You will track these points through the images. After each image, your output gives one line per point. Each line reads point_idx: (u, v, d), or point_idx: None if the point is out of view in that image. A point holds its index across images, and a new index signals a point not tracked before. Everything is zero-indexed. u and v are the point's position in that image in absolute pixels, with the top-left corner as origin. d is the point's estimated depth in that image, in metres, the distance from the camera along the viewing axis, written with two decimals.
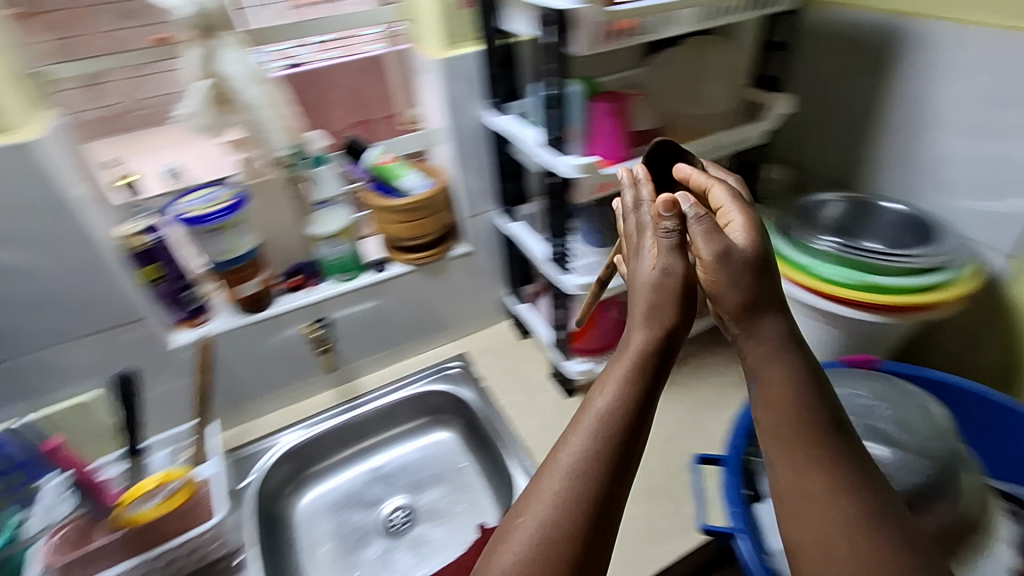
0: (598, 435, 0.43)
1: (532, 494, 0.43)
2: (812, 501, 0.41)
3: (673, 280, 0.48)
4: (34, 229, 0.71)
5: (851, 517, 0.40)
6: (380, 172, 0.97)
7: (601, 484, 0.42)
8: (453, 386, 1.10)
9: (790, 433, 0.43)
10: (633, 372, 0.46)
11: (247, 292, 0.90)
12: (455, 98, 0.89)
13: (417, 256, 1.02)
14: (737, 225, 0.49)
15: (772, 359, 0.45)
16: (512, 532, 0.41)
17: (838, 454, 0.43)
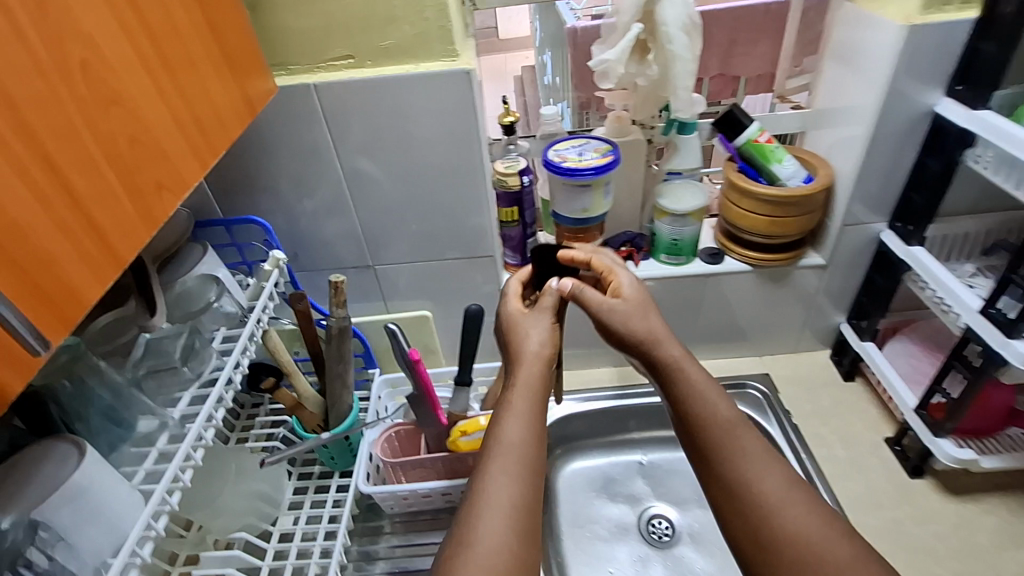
0: (516, 443, 0.57)
1: (489, 469, 0.56)
2: (750, 467, 0.56)
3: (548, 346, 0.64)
4: (440, 156, 0.74)
5: (812, 502, 0.53)
6: (756, 153, 0.83)
7: (530, 483, 0.56)
8: (751, 409, 0.96)
9: (718, 434, 0.59)
10: (530, 394, 0.61)
11: (582, 254, 0.85)
12: (902, 80, 0.70)
13: (763, 256, 0.87)
14: (627, 286, 0.67)
15: (698, 385, 0.61)
16: (488, 489, 0.54)
17: (737, 455, 0.57)
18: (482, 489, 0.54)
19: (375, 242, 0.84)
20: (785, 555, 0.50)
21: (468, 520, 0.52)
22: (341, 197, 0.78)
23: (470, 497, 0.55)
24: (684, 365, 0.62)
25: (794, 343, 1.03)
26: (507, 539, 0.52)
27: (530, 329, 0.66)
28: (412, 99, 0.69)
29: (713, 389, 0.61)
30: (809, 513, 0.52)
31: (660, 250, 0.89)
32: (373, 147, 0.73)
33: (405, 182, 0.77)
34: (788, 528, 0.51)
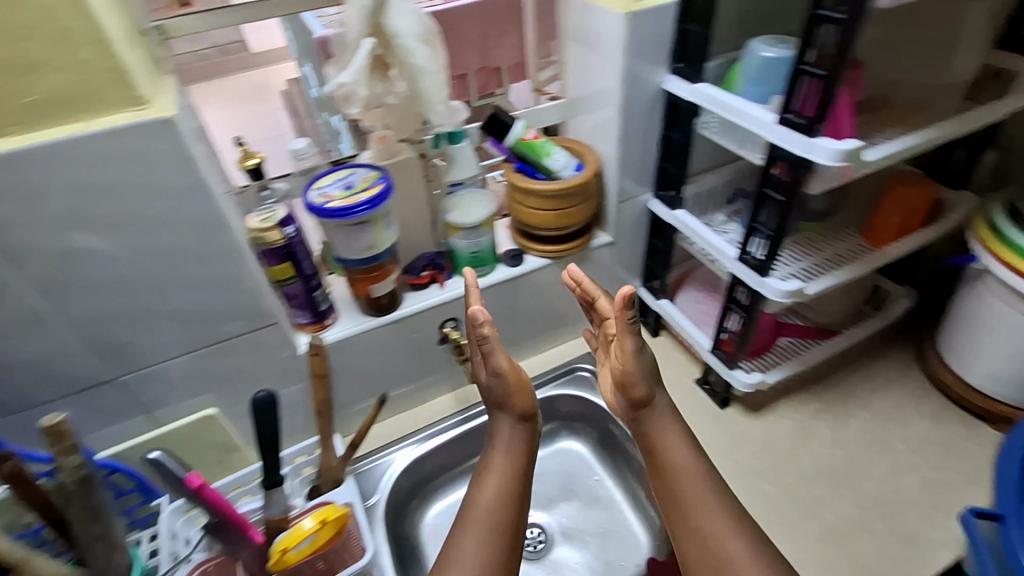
0: (490, 509, 0.63)
1: (461, 532, 0.62)
2: (715, 515, 0.61)
3: (496, 388, 0.67)
4: (164, 228, 0.59)
5: (732, 519, 0.60)
6: (526, 150, 0.82)
7: (507, 538, 0.62)
8: (586, 392, 0.97)
9: (682, 474, 0.63)
10: (509, 475, 0.66)
11: (382, 293, 0.76)
12: (633, 65, 0.73)
13: (552, 248, 0.88)
14: (626, 349, 0.64)
15: (669, 446, 0.65)
16: (465, 548, 0.60)
17: (690, 462, 0.64)
18: (456, 546, 0.61)
19: (106, 350, 0.64)
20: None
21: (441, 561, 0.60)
22: (28, 310, 0.57)
23: (444, 549, 0.61)
24: (667, 439, 0.65)
25: None
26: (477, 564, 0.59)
27: (502, 393, 0.67)
28: (91, 167, 0.52)
29: (682, 437, 0.65)
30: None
31: (462, 265, 0.85)
32: (53, 234, 0.54)
33: (126, 269, 0.59)
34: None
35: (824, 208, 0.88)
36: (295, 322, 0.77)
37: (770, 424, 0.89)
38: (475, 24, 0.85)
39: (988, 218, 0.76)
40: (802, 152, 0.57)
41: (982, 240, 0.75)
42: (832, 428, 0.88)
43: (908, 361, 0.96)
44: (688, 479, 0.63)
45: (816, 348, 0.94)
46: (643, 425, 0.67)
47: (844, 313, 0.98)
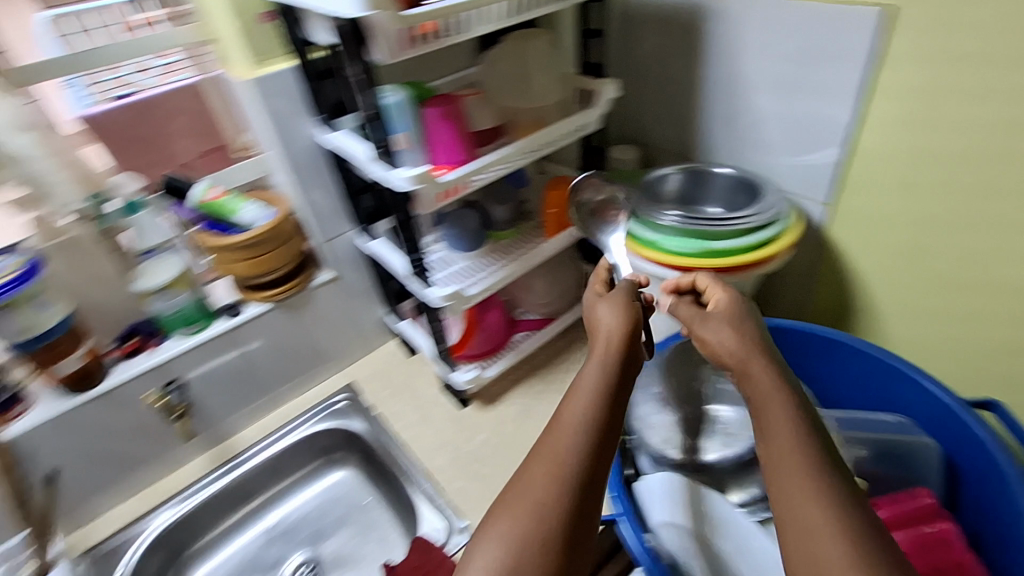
0: (565, 461, 0.48)
1: (516, 481, 0.48)
2: (793, 482, 0.45)
3: (617, 335, 0.57)
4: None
5: (843, 515, 0.42)
6: (210, 209, 0.87)
7: (565, 512, 0.46)
8: (341, 418, 1.03)
9: (792, 447, 0.46)
10: (605, 355, 0.55)
11: (68, 370, 0.78)
12: (278, 121, 0.83)
13: (272, 293, 0.94)
14: (715, 331, 0.57)
15: (759, 391, 0.51)
16: (506, 514, 0.46)
17: (789, 417, 0.48)
18: (515, 486, 0.47)
19: None
20: (800, 558, 0.42)
21: (492, 515, 0.47)
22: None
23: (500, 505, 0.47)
24: (770, 419, 0.49)
25: (366, 346, 1.14)
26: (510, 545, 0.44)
27: (613, 326, 0.58)
28: None
29: (790, 414, 0.48)
30: (823, 509, 0.43)
31: (172, 326, 0.88)
32: None
33: None
34: (787, 515, 0.44)
35: (509, 217, 1.00)
36: None
37: (499, 412, 1.00)
38: (160, 114, 0.89)
39: (613, 215, 0.91)
40: (389, 183, 0.70)
41: (607, 227, 0.90)
42: (550, 403, 1.00)
43: None
44: (780, 422, 0.48)
45: (535, 337, 1.07)
46: (748, 391, 0.52)
47: (561, 302, 1.13)
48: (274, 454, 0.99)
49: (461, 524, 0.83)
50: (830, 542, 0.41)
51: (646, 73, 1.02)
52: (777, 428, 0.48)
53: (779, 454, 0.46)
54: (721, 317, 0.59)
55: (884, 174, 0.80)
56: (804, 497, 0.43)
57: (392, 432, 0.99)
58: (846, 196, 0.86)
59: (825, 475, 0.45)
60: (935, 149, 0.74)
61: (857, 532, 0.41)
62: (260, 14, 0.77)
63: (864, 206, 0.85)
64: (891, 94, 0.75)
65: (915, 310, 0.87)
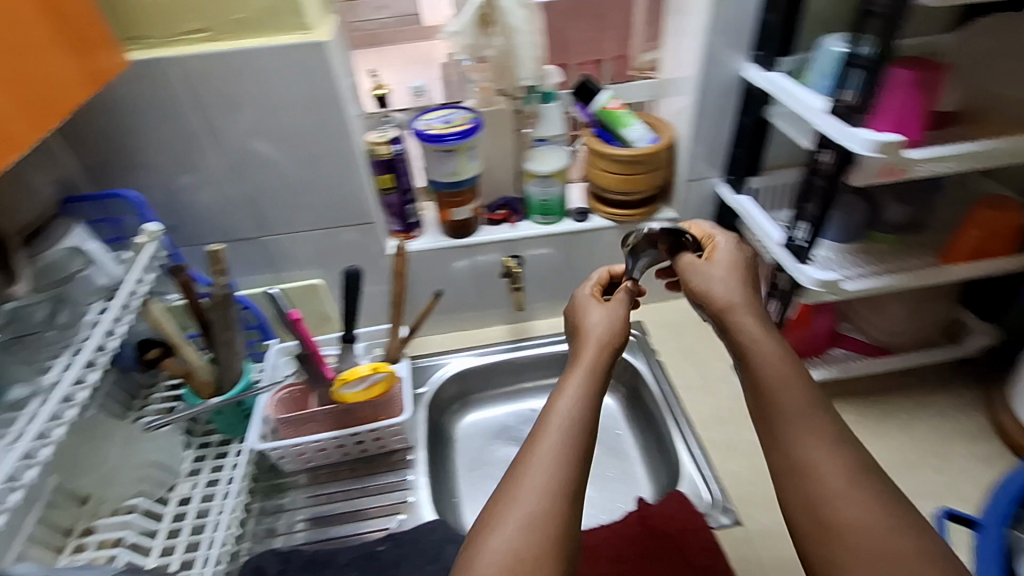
0: (567, 419, 0.57)
1: (540, 432, 0.56)
2: (815, 450, 0.54)
3: (618, 335, 0.67)
4: (296, 134, 0.79)
5: (877, 500, 0.51)
6: (606, 117, 0.92)
7: (575, 480, 0.53)
8: (624, 350, 1.06)
9: (822, 416, 0.56)
10: (589, 373, 0.62)
11: (459, 217, 0.93)
12: (714, 49, 0.81)
13: (621, 212, 0.97)
14: (750, 321, 0.64)
15: (764, 356, 0.60)
16: (530, 475, 0.53)
17: (808, 397, 0.57)
18: (516, 487, 0.52)
19: (246, 212, 0.87)
20: (798, 493, 0.54)
21: (517, 476, 0.54)
22: (203, 160, 0.81)
23: (514, 471, 0.55)
24: (773, 374, 0.58)
25: (666, 293, 1.13)
26: (545, 521, 0.50)
27: (585, 317, 0.70)
28: (282, 76, 0.74)
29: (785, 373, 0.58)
30: (825, 446, 0.54)
31: (533, 211, 0.97)
32: (240, 123, 0.78)
33: (299, 180, 0.84)
34: (812, 460, 0.54)
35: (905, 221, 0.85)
36: (390, 229, 0.95)
37: None
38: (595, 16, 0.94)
39: None
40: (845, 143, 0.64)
41: None
42: (857, 439, 0.88)
43: (972, 403, 0.91)
44: (796, 385, 0.57)
45: (862, 363, 0.93)
46: (757, 368, 0.60)
47: (908, 337, 0.95)
48: (559, 353, 1.08)
49: (728, 506, 0.81)
50: (836, 483, 0.52)
51: None
52: (775, 382, 0.58)
53: (786, 403, 0.57)
54: (721, 266, 0.70)
55: None
56: (810, 438, 0.55)
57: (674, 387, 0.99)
58: None
59: (812, 450, 0.54)
60: None
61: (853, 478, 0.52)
62: None
63: None
64: None
65: None
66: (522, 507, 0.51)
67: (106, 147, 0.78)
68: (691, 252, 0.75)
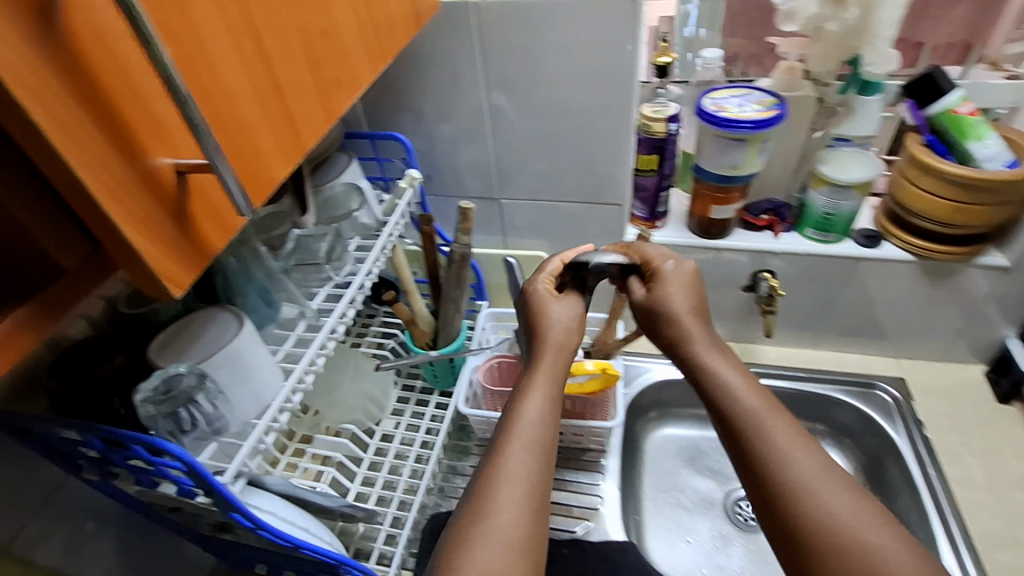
0: (536, 431, 0.52)
1: (502, 453, 0.50)
2: (794, 444, 0.49)
3: (574, 334, 0.61)
4: (575, 99, 0.73)
5: (860, 503, 0.45)
6: (951, 124, 0.71)
7: (541, 505, 0.48)
8: (877, 412, 0.87)
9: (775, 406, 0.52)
10: (555, 385, 0.56)
11: (717, 216, 0.80)
12: None
13: (929, 248, 0.77)
14: (676, 284, 0.60)
15: (737, 388, 0.53)
16: (501, 487, 0.48)
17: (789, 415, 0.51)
18: (488, 502, 0.47)
19: (498, 171, 0.84)
20: (807, 516, 0.45)
21: (487, 491, 0.48)
22: (473, 112, 0.78)
23: (478, 482, 0.49)
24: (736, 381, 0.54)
25: (944, 352, 0.91)
26: (522, 531, 0.46)
27: (558, 317, 0.62)
28: (582, 32, 0.67)
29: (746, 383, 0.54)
30: (807, 451, 0.48)
31: (807, 224, 0.81)
32: (522, 79, 0.73)
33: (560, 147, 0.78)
34: (795, 478, 0.47)
35: None
36: (633, 213, 0.87)
37: None
38: None
39: None
40: None
41: None
42: None
43: None
44: (748, 392, 0.53)
45: None
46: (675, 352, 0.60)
47: None
48: (789, 390, 0.92)
49: None
50: (842, 506, 0.45)
51: None
52: (738, 396, 0.52)
53: (764, 417, 0.51)
54: (673, 291, 0.60)
55: None
56: (788, 446, 0.49)
57: (942, 474, 0.79)
58: None
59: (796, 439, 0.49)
60: None
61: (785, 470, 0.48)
62: None
63: None
64: None
65: None
66: (485, 520, 0.46)
67: (388, 88, 0.79)
68: (636, 286, 0.64)
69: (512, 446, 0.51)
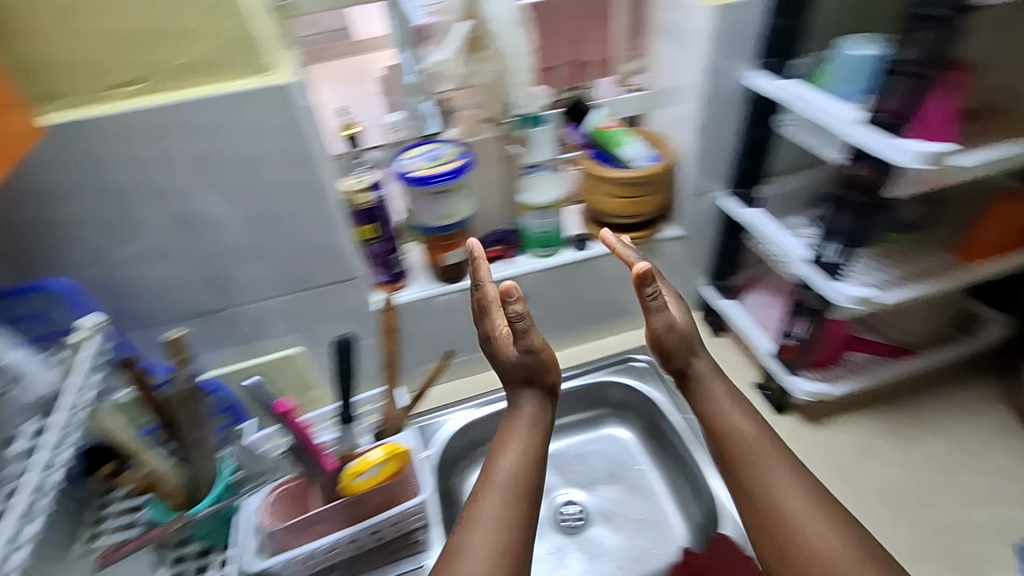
0: (513, 476, 0.62)
1: (477, 499, 0.61)
2: (801, 472, 0.60)
3: (533, 360, 0.66)
4: (265, 190, 0.68)
5: (831, 515, 0.57)
6: (601, 138, 0.85)
7: (524, 515, 0.60)
8: (638, 381, 1.00)
9: (806, 450, 0.62)
10: (529, 445, 0.64)
11: (453, 261, 0.82)
12: (717, 60, 0.74)
13: (623, 235, 0.90)
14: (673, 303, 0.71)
15: (730, 412, 0.65)
16: (479, 517, 0.59)
17: (801, 463, 0.61)
18: (465, 548, 0.56)
19: (205, 281, 0.73)
20: (768, 513, 0.58)
21: (456, 538, 0.58)
22: (146, 227, 0.67)
23: (460, 528, 0.59)
24: (797, 447, 0.62)
25: (668, 312, 1.08)
26: (494, 552, 0.56)
27: (501, 350, 0.66)
28: (236, 122, 0.62)
29: (747, 420, 0.64)
30: (805, 492, 0.58)
31: (531, 245, 0.89)
32: (196, 182, 0.65)
33: (263, 241, 0.72)
34: (776, 495, 0.58)
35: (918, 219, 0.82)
36: (374, 281, 0.84)
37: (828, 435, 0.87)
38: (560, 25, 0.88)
39: None
40: (883, 156, 0.57)
41: None
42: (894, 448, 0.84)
43: (996, 393, 0.89)
44: (748, 423, 0.64)
45: (887, 368, 0.88)
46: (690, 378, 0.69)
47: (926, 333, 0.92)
48: (569, 390, 1.00)
49: None
50: (797, 502, 0.58)
51: None
52: (734, 421, 0.64)
53: (758, 444, 0.62)
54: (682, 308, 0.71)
55: None
56: (784, 487, 0.59)
57: (695, 415, 0.92)
58: None
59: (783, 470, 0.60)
60: None
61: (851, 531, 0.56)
62: None
63: None
64: None
65: None
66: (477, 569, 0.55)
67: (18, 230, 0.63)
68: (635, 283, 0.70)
69: (491, 474, 0.62)
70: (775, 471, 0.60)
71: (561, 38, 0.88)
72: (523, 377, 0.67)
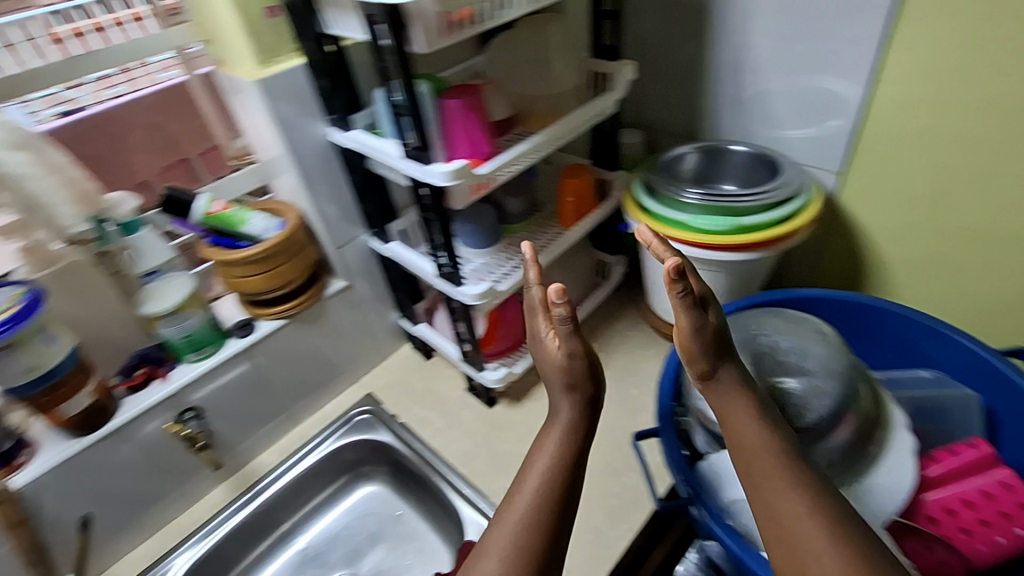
0: (530, 504, 0.54)
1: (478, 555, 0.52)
2: (776, 484, 0.50)
3: (576, 364, 0.59)
4: None
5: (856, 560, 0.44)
6: (217, 223, 0.81)
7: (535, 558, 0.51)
8: (368, 432, 0.99)
9: (758, 450, 0.52)
10: (559, 452, 0.58)
11: (76, 408, 0.72)
12: (285, 126, 0.78)
13: (283, 307, 0.89)
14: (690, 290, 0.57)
15: (742, 420, 0.54)
16: (489, 549, 0.51)
17: (803, 464, 0.51)
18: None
19: None
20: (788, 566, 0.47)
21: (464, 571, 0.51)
22: None
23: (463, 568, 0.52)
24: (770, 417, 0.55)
25: (379, 354, 1.10)
26: None
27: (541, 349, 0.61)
28: None
29: (782, 430, 0.54)
30: (822, 519, 0.47)
31: (182, 352, 0.83)
32: None
33: None
34: (787, 528, 0.47)
35: (523, 209, 0.98)
36: None
37: (530, 407, 0.97)
38: (140, 118, 0.82)
39: (635, 196, 0.90)
40: (422, 178, 0.66)
41: (630, 208, 0.90)
42: None
43: (637, 316, 1.10)
44: (751, 429, 0.53)
45: None
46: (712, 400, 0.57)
47: (578, 290, 1.10)
48: (299, 476, 0.95)
49: None
50: (821, 545, 0.45)
51: (649, 57, 1.02)
52: (756, 433, 0.53)
53: (785, 450, 0.52)
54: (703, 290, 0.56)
55: (911, 145, 0.81)
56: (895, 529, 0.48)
57: (420, 442, 0.95)
58: (884, 151, 0.84)
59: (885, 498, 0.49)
60: (962, 121, 0.76)
61: (832, 524, 0.47)
62: (266, 8, 0.71)
63: (892, 179, 0.85)
64: (905, 76, 0.77)
65: (929, 279, 0.90)
66: None
67: None
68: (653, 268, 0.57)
69: (509, 505, 0.55)
70: (771, 485, 0.50)
71: (159, 134, 0.84)
72: (565, 379, 0.60)
